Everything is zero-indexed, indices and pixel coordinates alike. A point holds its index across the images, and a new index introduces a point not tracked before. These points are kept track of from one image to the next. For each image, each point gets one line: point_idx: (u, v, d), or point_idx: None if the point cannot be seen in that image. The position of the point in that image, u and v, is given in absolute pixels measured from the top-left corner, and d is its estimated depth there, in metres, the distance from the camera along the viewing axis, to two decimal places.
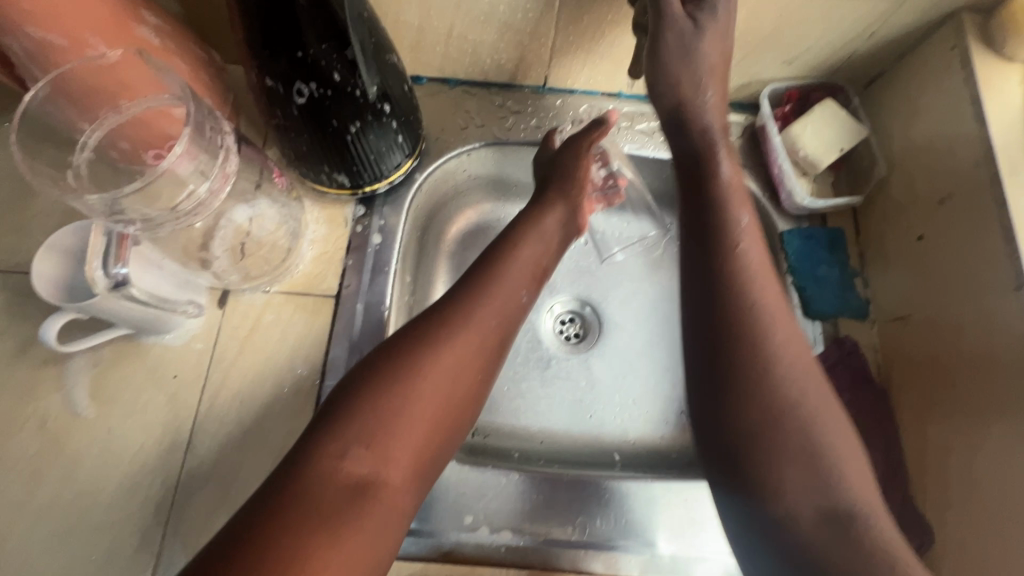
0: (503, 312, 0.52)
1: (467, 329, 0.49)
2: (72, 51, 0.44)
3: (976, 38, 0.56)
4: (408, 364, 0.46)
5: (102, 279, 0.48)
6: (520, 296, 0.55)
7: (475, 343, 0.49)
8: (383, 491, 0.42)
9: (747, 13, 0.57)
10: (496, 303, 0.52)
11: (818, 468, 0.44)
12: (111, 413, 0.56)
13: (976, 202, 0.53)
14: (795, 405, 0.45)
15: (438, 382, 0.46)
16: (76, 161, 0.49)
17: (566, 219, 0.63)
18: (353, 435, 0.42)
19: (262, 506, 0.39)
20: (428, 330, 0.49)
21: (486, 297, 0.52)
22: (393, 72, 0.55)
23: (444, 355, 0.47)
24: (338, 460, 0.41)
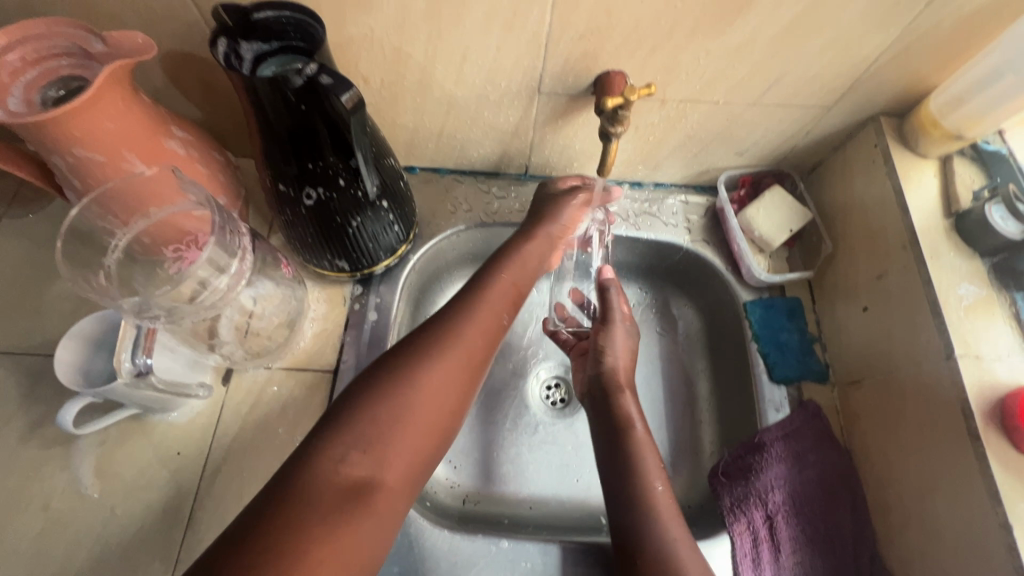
0: (484, 333, 0.56)
1: (458, 343, 0.53)
2: (110, 165, 0.51)
3: (894, 138, 0.65)
4: (404, 375, 0.50)
5: (127, 368, 0.52)
6: (500, 319, 0.59)
7: (461, 357, 0.53)
8: (380, 493, 0.45)
9: (699, 117, 0.66)
10: (482, 324, 0.56)
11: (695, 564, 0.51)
12: (115, 490, 0.59)
13: (908, 282, 0.60)
14: (655, 498, 0.56)
15: (430, 395, 0.50)
16: (107, 262, 0.55)
17: (543, 247, 0.67)
18: (353, 441, 0.45)
19: (265, 510, 0.40)
20: (422, 347, 0.52)
21: (468, 317, 0.56)
22: (390, 171, 0.62)
23: (438, 364, 0.51)
24: (339, 463, 0.44)
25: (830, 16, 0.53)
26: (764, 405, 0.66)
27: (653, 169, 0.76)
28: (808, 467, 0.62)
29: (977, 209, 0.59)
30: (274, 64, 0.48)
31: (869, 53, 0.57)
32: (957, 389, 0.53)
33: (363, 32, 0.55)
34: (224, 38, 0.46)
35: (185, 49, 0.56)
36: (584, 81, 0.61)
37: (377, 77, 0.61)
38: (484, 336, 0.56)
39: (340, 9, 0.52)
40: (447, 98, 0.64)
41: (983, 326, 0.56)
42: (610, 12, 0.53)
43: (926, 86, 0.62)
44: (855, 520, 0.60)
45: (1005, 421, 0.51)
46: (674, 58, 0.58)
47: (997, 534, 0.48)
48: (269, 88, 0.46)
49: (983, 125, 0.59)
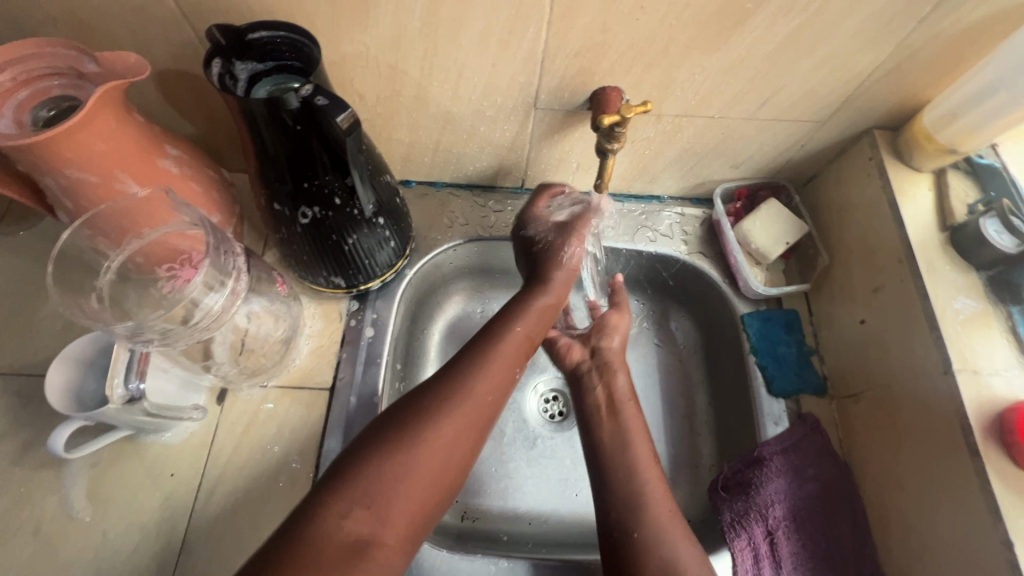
0: (499, 387, 0.54)
1: (472, 394, 0.52)
2: (103, 186, 0.50)
3: (889, 152, 0.65)
4: (414, 429, 0.48)
5: (120, 394, 0.52)
6: (513, 371, 0.56)
7: (474, 417, 0.51)
8: (378, 552, 0.43)
9: (695, 132, 0.66)
10: (498, 371, 0.54)
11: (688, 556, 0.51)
12: (107, 514, 0.58)
13: (905, 296, 0.60)
14: (659, 521, 0.53)
15: (435, 455, 0.48)
16: (100, 285, 0.54)
17: (560, 296, 0.64)
18: (357, 495, 0.44)
19: (265, 562, 0.39)
20: (435, 400, 0.51)
21: (484, 371, 0.54)
22: (387, 188, 0.62)
23: (452, 418, 0.50)
24: (339, 518, 0.43)
25: (824, 33, 0.53)
26: (763, 418, 0.66)
27: (649, 182, 0.76)
28: (808, 481, 0.62)
29: (972, 223, 0.59)
30: (268, 84, 0.48)
31: (863, 68, 0.57)
32: (955, 404, 0.53)
33: (359, 49, 0.55)
34: (219, 59, 0.46)
35: (178, 67, 0.56)
36: (580, 97, 0.61)
37: (372, 94, 0.61)
38: (497, 388, 0.54)
39: (335, 27, 0.52)
40: (443, 113, 0.64)
41: (981, 340, 0.56)
42: (606, 29, 0.53)
43: (919, 100, 0.63)
44: (856, 535, 0.60)
45: (1004, 436, 0.51)
46: (670, 74, 0.58)
47: (999, 551, 0.48)
48: (265, 109, 0.45)
49: (976, 139, 0.59)
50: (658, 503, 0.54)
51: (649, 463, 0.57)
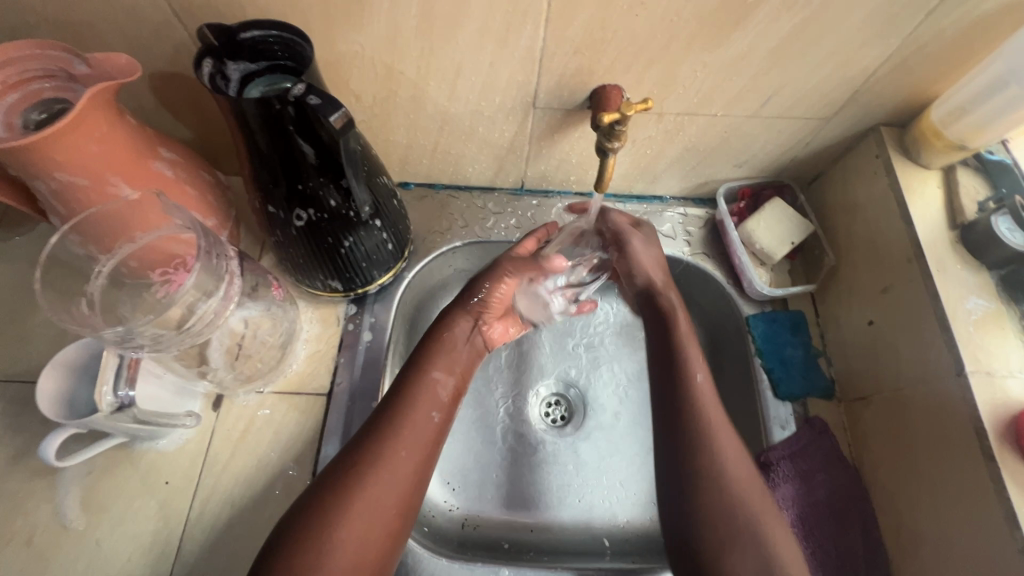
0: (417, 444, 0.54)
1: (387, 458, 0.51)
2: (95, 189, 0.49)
3: (896, 149, 0.64)
4: (331, 504, 0.48)
5: (109, 402, 0.51)
6: (432, 417, 0.56)
7: (389, 484, 0.51)
8: None
9: (697, 130, 0.65)
10: (413, 428, 0.54)
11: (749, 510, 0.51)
12: (101, 523, 0.57)
13: (914, 296, 0.59)
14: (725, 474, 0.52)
15: (354, 528, 0.48)
16: (91, 290, 0.54)
17: (468, 331, 0.64)
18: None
19: None
20: (352, 468, 0.50)
21: (396, 432, 0.53)
22: (384, 190, 0.61)
23: (368, 487, 0.50)
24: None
25: (828, 28, 0.52)
26: (770, 422, 0.65)
27: (651, 182, 0.75)
28: (815, 487, 0.61)
29: (982, 221, 0.57)
30: (262, 85, 0.48)
31: (869, 64, 0.56)
32: (967, 407, 0.52)
33: (354, 49, 0.54)
34: (210, 59, 0.45)
35: (172, 69, 0.55)
36: (580, 96, 0.60)
37: (369, 94, 0.60)
38: (417, 446, 0.53)
39: (330, 26, 0.51)
40: (440, 113, 0.63)
41: (994, 341, 0.54)
42: (604, 26, 0.52)
43: (927, 96, 0.61)
44: (866, 542, 0.58)
45: (1019, 441, 0.49)
46: (670, 72, 0.57)
47: (1016, 560, 0.47)
48: (258, 109, 0.44)
49: (986, 135, 0.58)
50: (743, 488, 0.51)
51: (729, 441, 0.54)
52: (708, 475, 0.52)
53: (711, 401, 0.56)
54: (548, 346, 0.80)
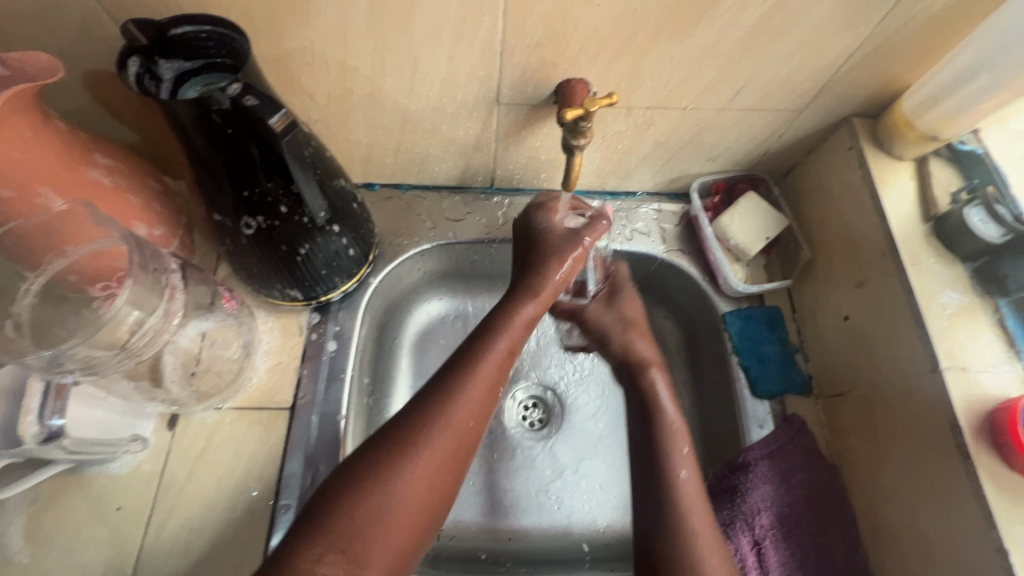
0: (483, 409, 0.50)
1: (462, 407, 0.48)
2: (21, 200, 0.46)
3: (868, 140, 0.63)
4: (404, 449, 0.45)
5: (34, 431, 0.47)
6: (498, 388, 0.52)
7: (455, 440, 0.47)
8: None
9: (668, 124, 0.63)
10: (484, 391, 0.50)
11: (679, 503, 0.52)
12: (48, 554, 0.52)
13: (888, 291, 0.58)
14: (674, 444, 0.56)
15: (421, 478, 0.45)
16: (18, 309, 0.49)
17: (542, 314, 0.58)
18: (333, 538, 0.41)
19: None
20: (426, 419, 0.47)
21: (467, 395, 0.49)
22: (341, 193, 0.58)
23: (441, 443, 0.46)
24: (314, 564, 0.40)
25: (794, 17, 0.50)
26: (747, 422, 0.63)
27: (624, 178, 0.73)
28: (793, 487, 0.60)
29: (956, 213, 0.57)
30: (197, 85, 0.45)
31: (841, 53, 0.54)
32: (944, 403, 0.51)
33: (302, 44, 0.51)
34: (137, 57, 0.42)
35: (106, 68, 0.51)
36: (545, 91, 0.58)
37: (322, 92, 0.56)
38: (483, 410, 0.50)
39: (274, 21, 0.48)
40: (401, 111, 0.60)
41: (968, 335, 0.53)
42: (565, 17, 0.49)
43: (898, 86, 0.60)
44: (845, 541, 0.57)
45: (995, 437, 0.49)
46: (638, 64, 0.55)
47: (993, 558, 0.46)
48: (192, 110, 0.41)
49: (958, 125, 0.57)
50: (688, 500, 0.52)
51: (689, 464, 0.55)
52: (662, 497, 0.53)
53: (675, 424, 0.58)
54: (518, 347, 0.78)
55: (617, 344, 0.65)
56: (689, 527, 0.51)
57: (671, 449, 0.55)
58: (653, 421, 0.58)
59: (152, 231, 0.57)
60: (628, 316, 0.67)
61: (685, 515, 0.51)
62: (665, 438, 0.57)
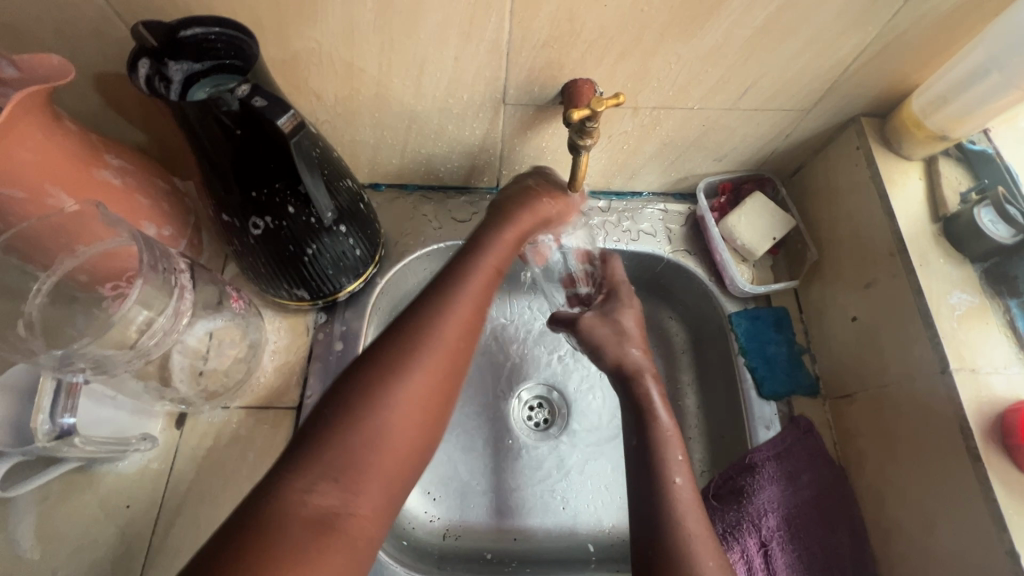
0: (466, 326, 0.48)
1: (447, 324, 0.47)
2: (33, 202, 0.47)
3: (876, 140, 0.63)
4: (390, 370, 0.44)
5: (47, 429, 0.48)
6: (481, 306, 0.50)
7: (444, 358, 0.46)
8: (352, 521, 0.39)
9: (674, 124, 0.63)
10: (467, 310, 0.48)
11: (681, 527, 0.49)
12: (57, 551, 0.53)
13: (897, 292, 0.58)
14: (668, 454, 0.54)
15: (410, 401, 0.43)
16: (29, 309, 0.51)
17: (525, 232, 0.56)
18: (321, 468, 0.39)
19: (234, 532, 0.36)
20: (410, 335, 0.45)
21: (451, 309, 0.47)
22: (348, 193, 0.58)
23: (427, 362, 0.45)
24: (304, 494, 0.38)
25: (802, 17, 0.50)
26: (754, 423, 0.63)
27: (630, 178, 0.73)
28: (800, 489, 0.59)
29: (965, 213, 0.56)
30: (207, 85, 0.45)
31: (849, 53, 0.54)
32: (954, 406, 0.51)
33: (310, 46, 0.51)
34: (148, 59, 0.43)
35: (117, 70, 0.52)
36: (551, 91, 0.58)
37: (330, 93, 0.57)
38: (467, 328, 0.48)
39: (282, 24, 0.48)
40: (407, 112, 0.60)
41: (978, 337, 0.53)
42: (572, 18, 0.49)
43: (907, 86, 0.60)
44: (853, 543, 0.57)
45: (1006, 439, 0.48)
46: (644, 64, 0.54)
47: (1003, 562, 0.46)
48: (200, 112, 0.42)
49: (968, 125, 0.56)
50: (688, 522, 0.50)
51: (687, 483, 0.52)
52: (665, 520, 0.49)
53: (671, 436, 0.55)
54: (525, 348, 0.78)
55: (609, 356, 0.61)
56: (695, 555, 0.48)
57: (666, 454, 0.54)
58: (650, 435, 0.55)
59: (160, 232, 0.57)
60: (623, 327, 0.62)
61: (681, 521, 0.50)
62: (662, 454, 0.54)
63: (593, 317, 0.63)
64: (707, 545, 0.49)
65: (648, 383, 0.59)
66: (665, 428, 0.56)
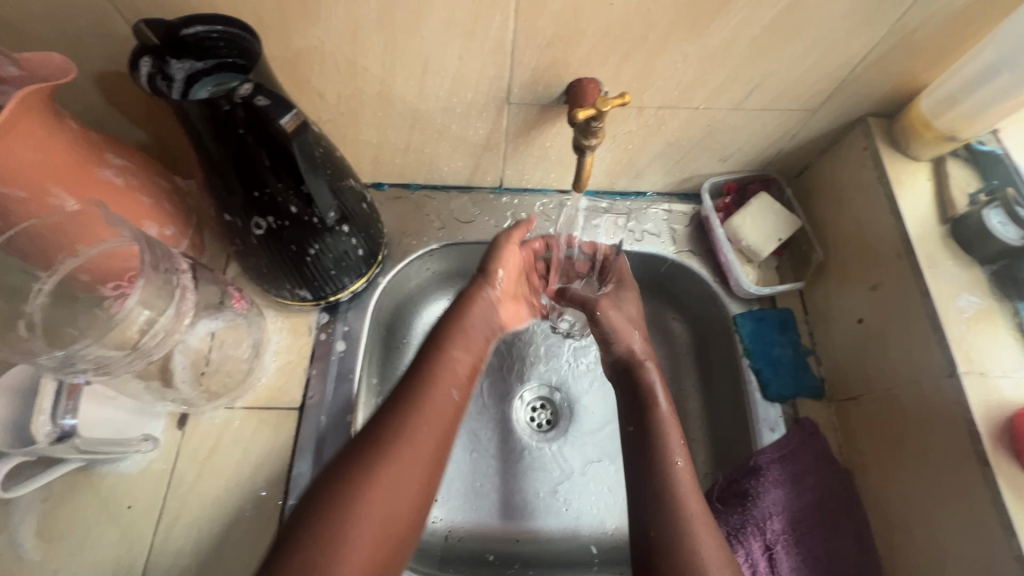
0: (438, 417, 0.52)
1: (418, 416, 0.51)
2: (33, 201, 0.46)
3: (884, 140, 0.62)
4: (368, 463, 0.47)
5: (45, 433, 0.48)
6: (451, 395, 0.54)
7: (415, 453, 0.49)
8: None
9: (680, 124, 0.62)
10: (437, 403, 0.52)
11: (680, 510, 0.50)
12: (58, 552, 0.52)
13: (904, 294, 0.57)
14: (667, 439, 0.55)
15: (384, 492, 0.46)
16: (31, 310, 0.50)
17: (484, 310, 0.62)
18: (302, 561, 0.42)
19: None
20: (386, 430, 0.49)
21: (422, 403, 0.51)
22: (351, 193, 0.58)
23: (402, 454, 0.48)
24: None
25: (811, 16, 0.49)
26: (758, 425, 0.63)
27: (634, 178, 0.72)
28: (805, 491, 0.59)
29: (974, 214, 0.56)
30: (208, 85, 0.44)
31: (856, 53, 0.54)
32: (961, 409, 0.50)
33: (312, 44, 0.50)
34: (150, 57, 0.42)
35: (118, 68, 0.51)
36: (556, 90, 0.57)
37: (332, 91, 0.56)
38: (440, 420, 0.52)
39: (285, 21, 0.48)
40: (411, 111, 0.60)
41: (987, 340, 0.52)
42: (578, 16, 0.49)
43: (915, 85, 0.59)
44: (859, 546, 0.57)
45: (1015, 444, 0.48)
46: (650, 63, 0.54)
47: (1012, 568, 0.45)
48: (203, 110, 0.41)
49: (977, 125, 0.56)
50: (687, 504, 0.51)
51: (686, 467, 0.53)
52: (664, 503, 0.51)
53: (670, 422, 0.57)
54: (528, 348, 0.78)
55: (623, 341, 0.62)
56: (694, 536, 0.49)
57: (666, 438, 0.55)
58: (649, 422, 0.57)
59: (162, 231, 0.57)
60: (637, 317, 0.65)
61: (682, 504, 0.51)
62: (662, 439, 0.55)
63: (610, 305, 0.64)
64: (705, 526, 0.50)
65: (649, 372, 0.60)
66: (664, 415, 0.57)
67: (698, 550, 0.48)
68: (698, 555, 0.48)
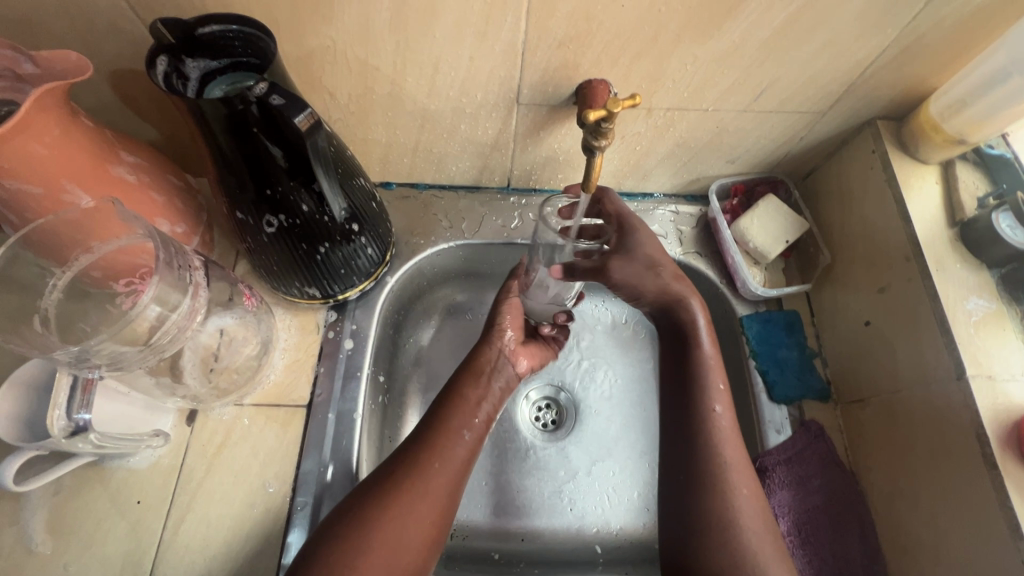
0: (453, 463, 0.53)
1: (432, 460, 0.52)
2: (49, 197, 0.47)
3: (892, 143, 0.62)
4: (378, 505, 0.48)
5: (62, 426, 0.48)
6: (463, 437, 0.55)
7: (426, 497, 0.50)
8: None
9: (688, 126, 0.63)
10: (451, 443, 0.54)
11: (719, 461, 0.52)
12: (69, 546, 0.53)
13: (913, 296, 0.57)
14: (709, 386, 0.56)
15: (387, 536, 0.47)
16: (45, 304, 0.51)
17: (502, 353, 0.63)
18: None
19: None
20: (397, 471, 0.51)
21: (434, 445, 0.53)
22: (362, 192, 0.58)
23: (414, 496, 0.49)
24: None
25: (820, 20, 0.50)
26: (765, 426, 0.62)
27: (642, 179, 0.72)
28: (809, 492, 0.59)
29: (983, 218, 0.56)
30: (224, 83, 0.45)
31: (865, 55, 0.54)
32: (968, 412, 0.51)
33: (325, 44, 0.51)
34: (166, 56, 0.43)
35: (132, 66, 0.52)
36: (565, 91, 0.57)
37: (343, 92, 0.57)
38: (456, 466, 0.53)
39: (298, 22, 0.48)
40: (421, 111, 0.60)
41: (995, 343, 0.52)
42: (588, 18, 0.49)
43: (924, 89, 0.59)
44: (863, 546, 0.57)
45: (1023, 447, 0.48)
46: (660, 65, 0.54)
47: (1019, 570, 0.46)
48: (218, 109, 0.41)
49: (986, 129, 0.56)
50: (726, 451, 0.53)
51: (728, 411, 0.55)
52: (703, 454, 0.53)
53: (711, 368, 0.57)
54: None
55: (648, 289, 0.59)
56: (732, 485, 0.51)
57: (706, 381, 0.56)
58: (691, 369, 0.57)
59: (174, 229, 0.57)
60: (653, 258, 0.59)
61: (717, 451, 0.53)
62: (705, 387, 0.56)
63: (618, 257, 0.58)
64: (742, 470, 0.52)
65: (693, 310, 0.58)
66: (705, 361, 0.57)
67: (736, 496, 0.51)
68: (735, 500, 0.51)
